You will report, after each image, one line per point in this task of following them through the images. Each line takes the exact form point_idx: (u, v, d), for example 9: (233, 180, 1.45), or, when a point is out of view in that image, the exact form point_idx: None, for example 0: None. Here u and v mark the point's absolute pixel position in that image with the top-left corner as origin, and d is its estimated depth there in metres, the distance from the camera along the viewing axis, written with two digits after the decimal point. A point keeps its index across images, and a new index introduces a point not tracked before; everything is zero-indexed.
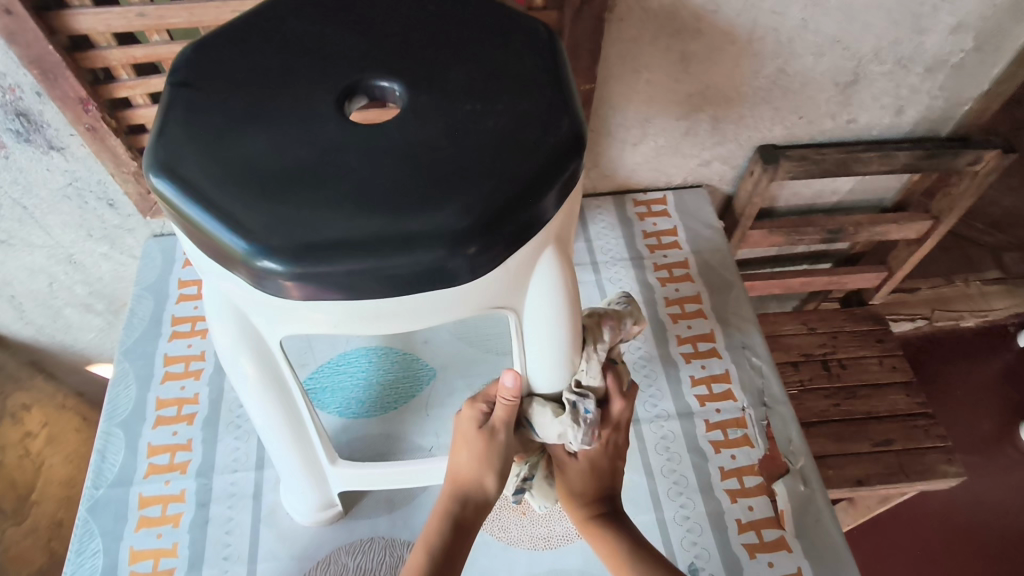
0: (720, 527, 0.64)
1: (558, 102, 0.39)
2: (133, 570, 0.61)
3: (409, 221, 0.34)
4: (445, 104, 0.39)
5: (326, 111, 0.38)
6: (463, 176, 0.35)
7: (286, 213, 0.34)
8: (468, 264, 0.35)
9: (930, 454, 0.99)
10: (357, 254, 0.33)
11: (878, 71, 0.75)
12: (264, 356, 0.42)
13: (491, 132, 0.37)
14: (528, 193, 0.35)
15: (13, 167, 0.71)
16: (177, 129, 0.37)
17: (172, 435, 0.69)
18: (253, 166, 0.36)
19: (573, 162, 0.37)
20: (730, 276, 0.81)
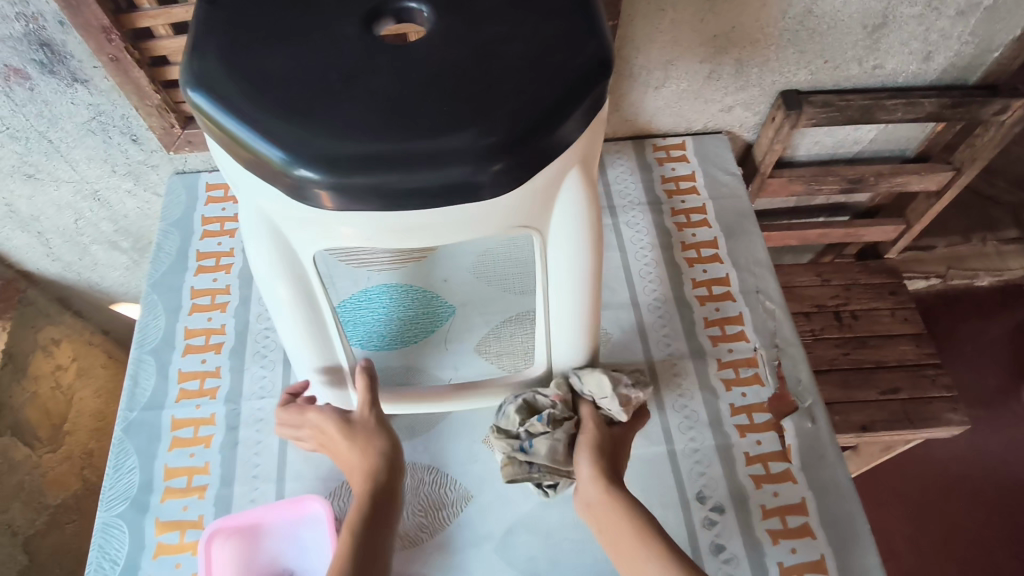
0: (728, 459, 0.67)
1: (586, 24, 0.39)
2: (168, 487, 0.65)
3: (438, 138, 0.35)
4: (474, 24, 0.39)
5: (356, 29, 0.38)
6: (491, 95, 0.36)
7: (321, 126, 0.35)
8: (498, 180, 0.36)
9: (936, 402, 1.00)
10: (390, 167, 0.34)
11: (909, 14, 0.73)
12: (300, 273, 0.44)
13: (519, 52, 0.38)
14: (556, 113, 0.36)
15: (38, 99, 0.72)
16: (208, 43, 0.37)
17: (201, 362, 0.72)
18: (286, 81, 0.36)
19: (600, 83, 0.37)
20: (748, 222, 0.81)
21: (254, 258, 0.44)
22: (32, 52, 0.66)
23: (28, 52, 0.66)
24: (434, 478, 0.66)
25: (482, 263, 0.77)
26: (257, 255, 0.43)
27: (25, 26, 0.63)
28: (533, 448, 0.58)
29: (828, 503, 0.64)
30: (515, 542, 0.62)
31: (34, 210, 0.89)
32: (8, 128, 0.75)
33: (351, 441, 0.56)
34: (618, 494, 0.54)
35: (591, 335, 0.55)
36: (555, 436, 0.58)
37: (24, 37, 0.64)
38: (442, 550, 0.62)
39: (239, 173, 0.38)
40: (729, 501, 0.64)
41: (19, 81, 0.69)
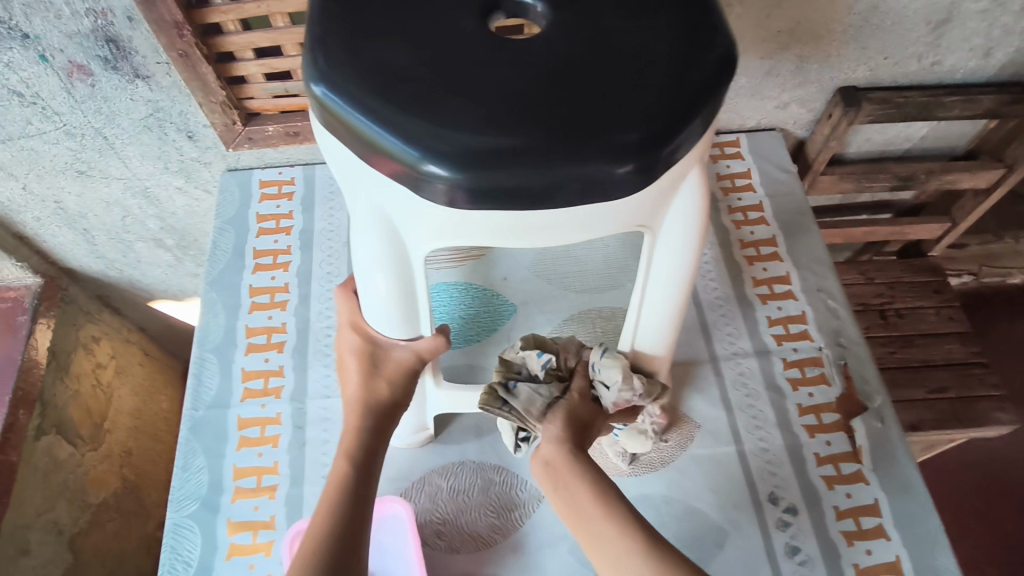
0: (798, 459, 0.66)
1: (708, 21, 0.38)
2: (237, 486, 0.65)
3: (572, 133, 0.34)
4: (593, 19, 0.38)
5: (475, 24, 0.38)
6: (623, 91, 0.35)
7: (452, 120, 0.34)
8: (630, 179, 0.35)
9: (984, 402, 0.99)
10: (524, 162, 0.34)
11: (974, 10, 0.73)
12: (405, 272, 0.44)
13: (643, 48, 0.37)
14: (687, 109, 0.35)
15: (99, 96, 0.71)
16: (328, 37, 0.37)
17: (264, 361, 0.71)
18: (411, 75, 0.35)
19: (726, 80, 0.37)
20: (806, 220, 0.81)
21: (362, 253, 0.44)
22: (97, 47, 0.65)
23: (93, 48, 0.65)
24: (503, 478, 0.65)
25: (541, 262, 0.77)
26: (364, 245, 0.43)
27: (94, 22, 0.63)
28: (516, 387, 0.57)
29: (902, 504, 0.64)
30: None
31: (83, 207, 0.89)
32: (65, 124, 0.74)
33: (360, 371, 0.51)
34: (579, 464, 0.54)
35: (673, 333, 0.55)
36: (539, 389, 0.57)
37: (91, 32, 0.63)
38: (517, 550, 0.61)
39: (358, 168, 0.38)
40: (802, 502, 0.64)
41: (81, 77, 0.68)
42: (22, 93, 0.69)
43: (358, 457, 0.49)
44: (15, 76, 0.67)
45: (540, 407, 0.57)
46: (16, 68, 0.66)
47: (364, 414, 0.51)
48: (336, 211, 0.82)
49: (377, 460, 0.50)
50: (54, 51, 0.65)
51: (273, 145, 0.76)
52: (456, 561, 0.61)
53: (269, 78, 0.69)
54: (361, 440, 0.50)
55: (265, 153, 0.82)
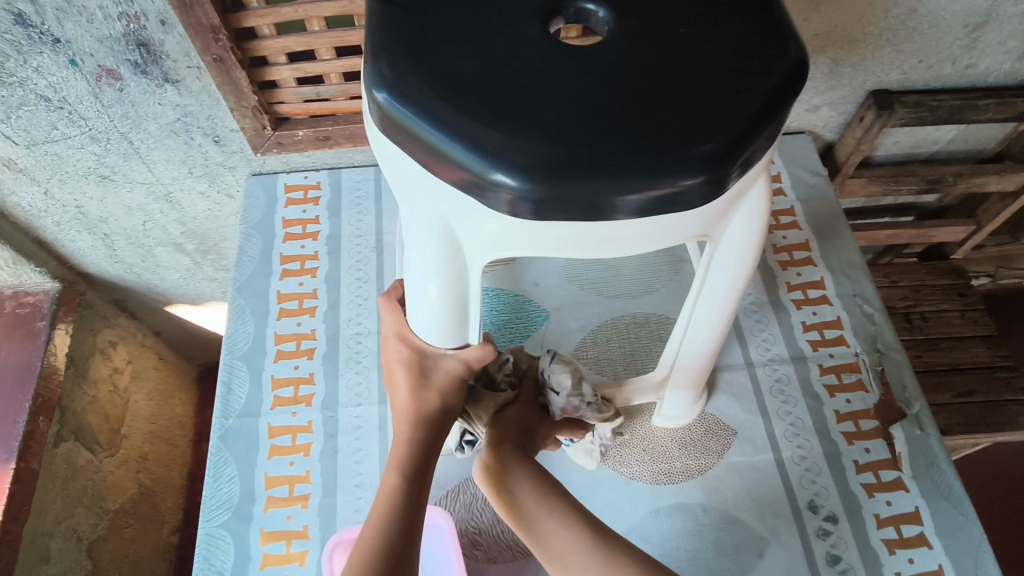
0: (838, 467, 0.65)
1: (777, 29, 0.38)
2: (269, 496, 0.64)
3: (646, 143, 0.33)
4: (661, 26, 0.38)
5: (540, 31, 0.37)
6: (694, 100, 0.34)
7: (522, 128, 0.33)
8: (702, 189, 0.34)
9: (1012, 406, 0.98)
10: (597, 172, 0.33)
11: (1012, 12, 0.72)
12: (460, 280, 0.43)
13: (712, 56, 0.36)
14: (760, 119, 0.35)
15: (126, 100, 0.70)
16: (392, 44, 0.36)
17: (294, 368, 0.70)
18: (478, 82, 0.35)
19: (798, 87, 0.36)
20: (839, 225, 0.80)
21: (417, 261, 0.43)
22: (128, 51, 0.64)
23: (123, 52, 0.64)
24: None
25: (574, 267, 0.76)
26: (421, 253, 0.42)
27: (126, 26, 0.62)
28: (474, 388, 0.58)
29: (944, 512, 0.63)
30: None
31: (104, 212, 0.88)
32: (90, 129, 0.73)
33: (410, 382, 0.50)
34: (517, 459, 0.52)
35: (720, 342, 0.54)
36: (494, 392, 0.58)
37: (123, 36, 0.63)
38: None
39: (420, 175, 0.37)
40: (843, 511, 0.63)
41: (109, 81, 0.67)
42: (49, 98, 0.68)
43: (409, 468, 0.48)
44: (44, 81, 0.66)
45: (487, 409, 0.57)
46: (45, 73, 0.65)
47: (416, 427, 0.50)
48: (363, 216, 0.81)
49: (428, 473, 0.49)
50: (85, 55, 0.64)
51: (302, 150, 0.75)
52: (493, 571, 0.60)
53: (301, 82, 0.69)
54: (413, 451, 0.49)
55: (291, 157, 0.81)
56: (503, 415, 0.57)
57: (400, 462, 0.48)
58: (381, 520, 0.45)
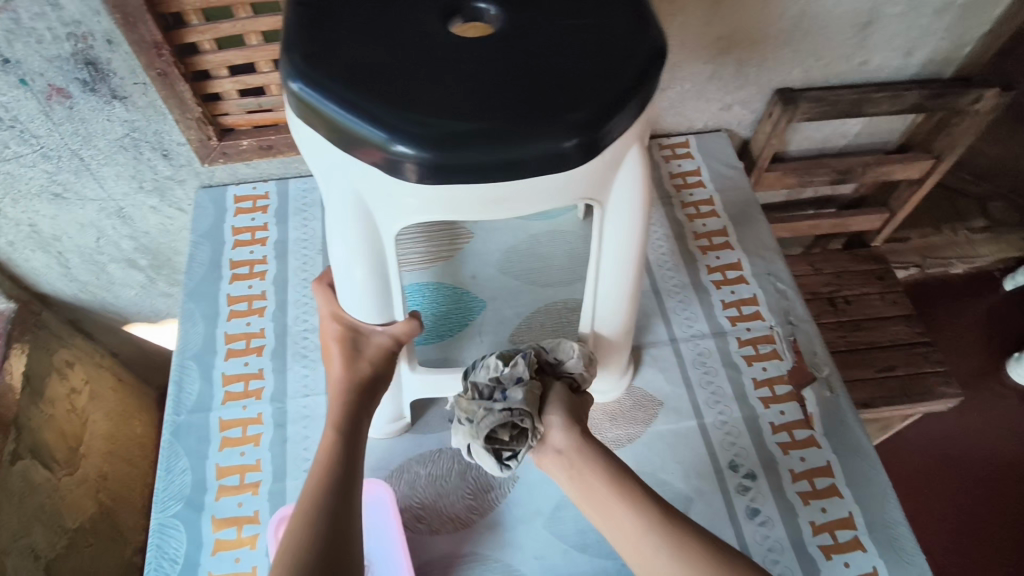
0: (756, 429, 0.71)
1: (647, 21, 0.44)
2: (221, 485, 0.66)
3: (530, 115, 0.38)
4: (542, 20, 0.43)
5: (436, 27, 0.42)
6: (571, 79, 0.40)
7: (417, 107, 0.38)
8: (577, 152, 0.39)
9: (929, 377, 1.06)
10: (482, 141, 0.38)
11: (892, 13, 0.80)
12: (375, 251, 0.47)
13: (587, 43, 0.42)
14: (630, 90, 0.40)
15: (76, 117, 0.73)
16: (304, 41, 0.41)
17: (244, 365, 0.74)
18: (378, 71, 0.40)
19: (660, 68, 0.42)
20: (752, 211, 0.87)
21: (336, 237, 0.47)
22: (76, 70, 0.68)
23: (72, 71, 0.68)
24: (480, 462, 0.69)
25: (507, 260, 0.81)
26: (334, 231, 0.47)
27: (74, 45, 0.66)
28: (509, 392, 0.57)
29: (852, 463, 0.68)
30: (563, 517, 0.65)
31: (56, 229, 0.90)
32: (41, 147, 0.76)
33: (343, 357, 0.55)
34: (594, 447, 0.57)
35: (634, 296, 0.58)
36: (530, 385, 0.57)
37: (70, 56, 0.66)
38: (495, 529, 0.65)
39: (333, 153, 0.42)
40: (761, 468, 0.68)
41: (59, 100, 0.71)
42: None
43: (342, 428, 0.54)
44: None
45: (540, 403, 0.57)
46: None
47: (345, 395, 0.55)
48: (309, 221, 0.85)
49: (361, 431, 0.55)
50: (34, 75, 0.67)
51: (246, 159, 0.79)
52: (437, 543, 0.64)
53: (243, 94, 0.73)
54: (347, 411, 0.55)
55: (238, 168, 0.85)
56: (552, 407, 0.59)
57: (337, 423, 0.54)
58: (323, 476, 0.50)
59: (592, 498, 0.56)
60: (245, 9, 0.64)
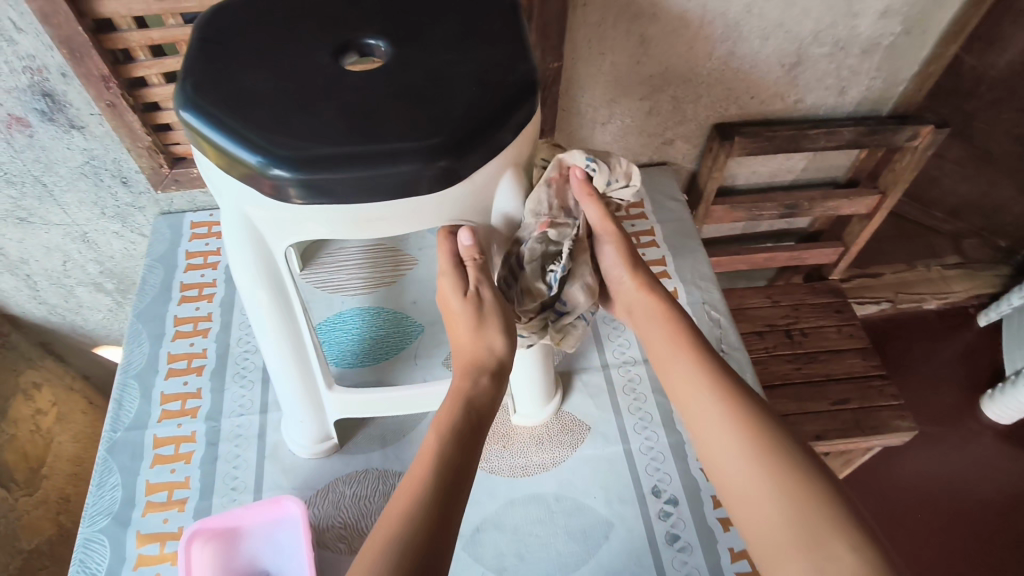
0: (681, 455, 0.71)
1: (523, 56, 0.47)
2: (149, 501, 0.68)
3: (398, 139, 0.41)
4: (425, 55, 0.46)
5: (324, 61, 0.46)
6: (442, 107, 0.43)
7: (292, 134, 0.41)
8: (442, 175, 0.42)
9: (884, 411, 1.06)
10: (349, 165, 0.40)
11: (819, 53, 0.85)
12: (270, 268, 0.50)
13: (463, 75, 0.45)
14: (497, 118, 0.43)
15: (36, 145, 0.77)
16: (200, 75, 0.44)
17: (183, 384, 0.76)
18: (262, 101, 0.43)
19: (530, 99, 0.45)
20: (692, 243, 0.89)
21: (234, 255, 0.50)
22: (34, 101, 0.72)
23: (31, 101, 0.73)
24: None
25: None
26: (233, 253, 0.49)
27: (31, 78, 0.70)
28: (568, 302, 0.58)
29: None
30: (482, 539, 0.66)
31: (23, 252, 0.93)
32: (5, 172, 0.80)
33: (473, 326, 0.54)
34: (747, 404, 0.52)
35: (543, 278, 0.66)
36: (579, 278, 0.58)
37: (28, 87, 0.71)
38: None
39: (222, 177, 0.45)
40: (684, 495, 0.68)
41: (19, 128, 0.75)
42: None
43: (449, 431, 0.51)
44: None
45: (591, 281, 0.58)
46: None
47: (457, 401, 0.53)
48: None
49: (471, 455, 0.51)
50: None
51: (198, 187, 0.83)
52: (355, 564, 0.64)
53: None
54: (457, 426, 0.52)
55: (195, 196, 0.89)
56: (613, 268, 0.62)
57: (441, 426, 0.52)
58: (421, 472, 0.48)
59: (658, 348, 0.59)
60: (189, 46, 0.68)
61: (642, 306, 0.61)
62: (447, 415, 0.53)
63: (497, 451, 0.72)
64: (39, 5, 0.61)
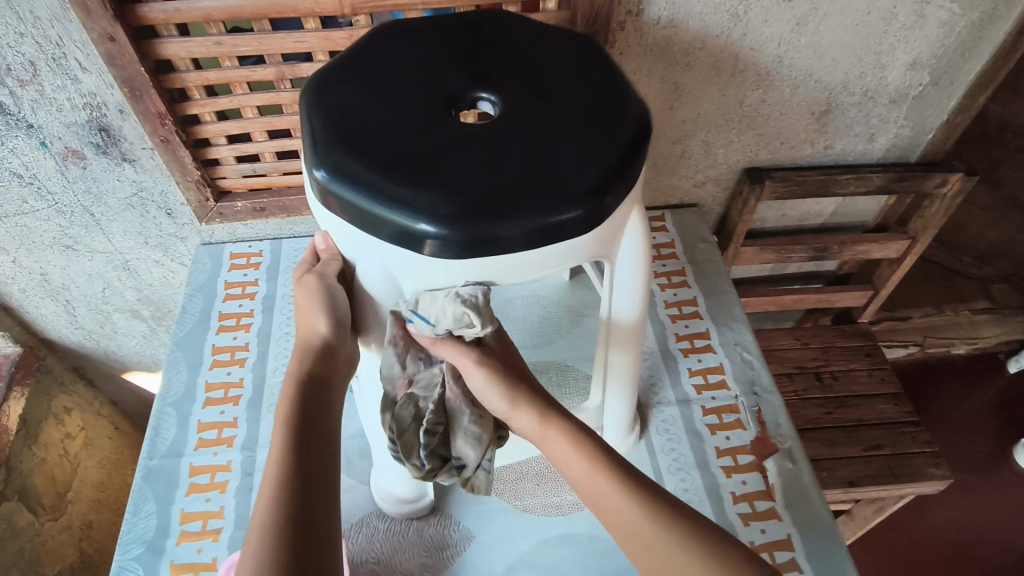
0: (716, 498, 0.70)
1: (482, 211, 0.42)
2: (183, 530, 0.68)
3: (340, 144, 0.44)
4: (499, 138, 0.45)
5: (429, 89, 0.48)
6: (410, 167, 0.43)
7: (337, 88, 0.48)
8: (335, 194, 0.44)
9: (917, 457, 1.05)
10: (318, 126, 0.46)
11: (848, 102, 0.86)
12: None
13: (466, 162, 0.43)
14: (382, 207, 0.43)
15: (88, 176, 0.80)
16: (382, 31, 0.53)
17: (220, 413, 0.77)
18: (368, 67, 0.50)
19: (453, 223, 0.42)
20: (724, 284, 0.89)
21: None
22: (91, 135, 0.74)
23: (87, 136, 0.75)
24: (438, 518, 0.69)
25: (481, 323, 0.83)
26: None
27: (89, 114, 0.72)
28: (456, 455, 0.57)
29: (812, 539, 0.67)
30: None
31: (65, 279, 0.95)
32: (56, 203, 0.83)
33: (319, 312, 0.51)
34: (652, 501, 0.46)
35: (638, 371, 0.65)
36: (464, 432, 0.56)
37: (86, 123, 0.73)
38: None
39: None
40: None
41: (74, 160, 0.77)
42: (21, 175, 0.78)
43: (293, 414, 0.46)
44: (17, 160, 0.76)
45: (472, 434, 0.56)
46: (18, 153, 0.75)
47: (294, 382, 0.48)
48: None
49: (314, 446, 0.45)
50: (53, 138, 0.74)
51: (242, 220, 0.85)
52: None
53: (240, 160, 0.80)
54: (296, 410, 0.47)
55: (237, 229, 0.91)
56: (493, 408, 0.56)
57: (286, 409, 0.47)
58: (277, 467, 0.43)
59: (581, 480, 0.49)
60: (241, 87, 0.71)
61: (552, 442, 0.52)
62: (286, 398, 0.47)
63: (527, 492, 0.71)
64: (106, 48, 0.63)
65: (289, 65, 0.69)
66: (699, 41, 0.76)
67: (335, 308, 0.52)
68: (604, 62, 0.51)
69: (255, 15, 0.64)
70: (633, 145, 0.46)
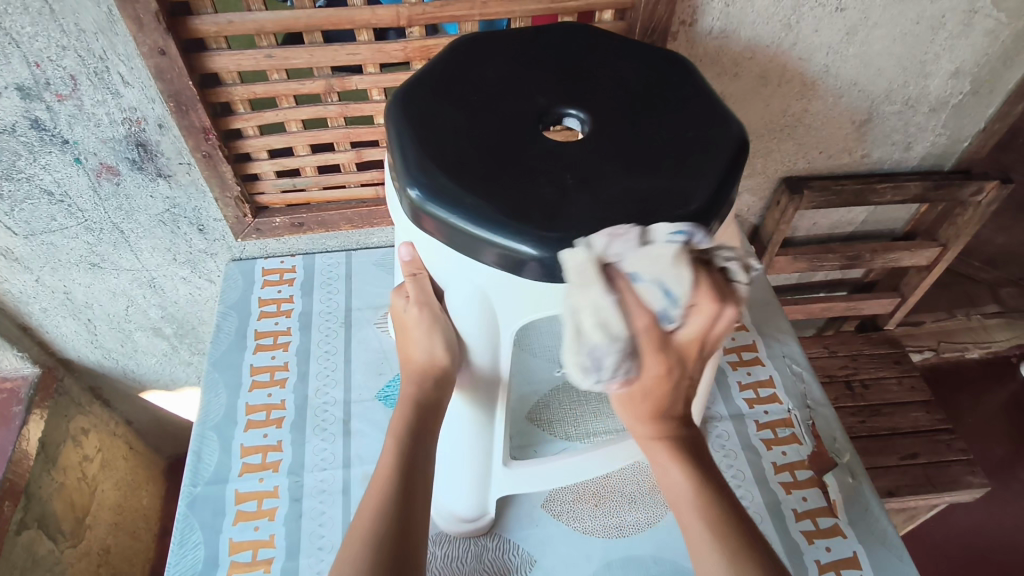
0: (778, 516, 0.69)
1: (586, 233, 0.40)
2: (233, 561, 0.65)
3: (432, 162, 0.43)
4: (598, 156, 0.44)
5: (517, 108, 0.47)
6: (512, 187, 0.42)
7: (423, 105, 0.47)
8: (432, 211, 0.42)
9: (954, 466, 1.05)
10: (409, 141, 0.44)
11: (889, 110, 0.86)
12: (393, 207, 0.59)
13: (570, 182, 0.42)
14: (477, 228, 0.41)
15: (121, 193, 0.77)
16: (459, 46, 0.52)
17: (263, 436, 0.74)
18: (452, 85, 0.48)
19: (563, 243, 0.40)
20: (767, 295, 0.89)
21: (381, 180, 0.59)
22: (127, 151, 0.72)
23: (123, 151, 0.72)
24: (497, 542, 0.67)
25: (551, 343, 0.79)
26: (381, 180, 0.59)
27: (128, 128, 0.69)
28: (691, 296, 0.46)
29: (879, 555, 0.66)
30: None
31: (88, 298, 0.92)
32: (85, 220, 0.79)
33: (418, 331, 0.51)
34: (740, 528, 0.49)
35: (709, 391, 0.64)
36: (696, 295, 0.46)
37: (123, 138, 0.70)
38: None
39: None
40: (787, 558, 0.66)
41: (108, 177, 0.74)
42: (51, 192, 0.75)
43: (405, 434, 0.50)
44: (49, 177, 0.73)
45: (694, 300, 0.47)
46: (51, 169, 0.72)
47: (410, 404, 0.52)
48: (334, 295, 0.88)
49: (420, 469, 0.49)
50: (88, 154, 0.71)
51: (278, 235, 0.84)
52: None
53: (279, 175, 0.78)
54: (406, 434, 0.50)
55: (269, 244, 0.88)
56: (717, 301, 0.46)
57: (398, 430, 0.50)
58: (383, 484, 0.47)
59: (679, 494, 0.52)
60: (288, 100, 0.69)
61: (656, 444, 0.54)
62: (402, 418, 0.51)
63: (585, 513, 0.69)
64: (156, 61, 0.61)
65: (338, 78, 0.67)
66: (748, 51, 0.75)
67: (447, 335, 0.50)
68: (689, 79, 0.51)
69: (309, 26, 0.62)
70: (730, 164, 0.45)
